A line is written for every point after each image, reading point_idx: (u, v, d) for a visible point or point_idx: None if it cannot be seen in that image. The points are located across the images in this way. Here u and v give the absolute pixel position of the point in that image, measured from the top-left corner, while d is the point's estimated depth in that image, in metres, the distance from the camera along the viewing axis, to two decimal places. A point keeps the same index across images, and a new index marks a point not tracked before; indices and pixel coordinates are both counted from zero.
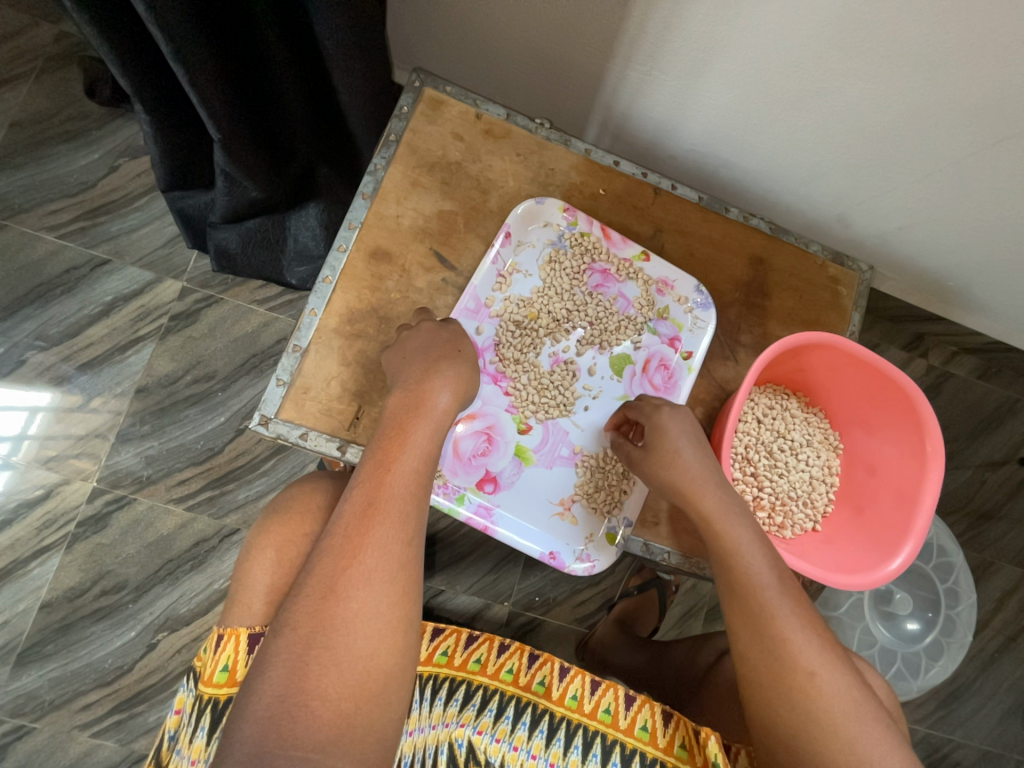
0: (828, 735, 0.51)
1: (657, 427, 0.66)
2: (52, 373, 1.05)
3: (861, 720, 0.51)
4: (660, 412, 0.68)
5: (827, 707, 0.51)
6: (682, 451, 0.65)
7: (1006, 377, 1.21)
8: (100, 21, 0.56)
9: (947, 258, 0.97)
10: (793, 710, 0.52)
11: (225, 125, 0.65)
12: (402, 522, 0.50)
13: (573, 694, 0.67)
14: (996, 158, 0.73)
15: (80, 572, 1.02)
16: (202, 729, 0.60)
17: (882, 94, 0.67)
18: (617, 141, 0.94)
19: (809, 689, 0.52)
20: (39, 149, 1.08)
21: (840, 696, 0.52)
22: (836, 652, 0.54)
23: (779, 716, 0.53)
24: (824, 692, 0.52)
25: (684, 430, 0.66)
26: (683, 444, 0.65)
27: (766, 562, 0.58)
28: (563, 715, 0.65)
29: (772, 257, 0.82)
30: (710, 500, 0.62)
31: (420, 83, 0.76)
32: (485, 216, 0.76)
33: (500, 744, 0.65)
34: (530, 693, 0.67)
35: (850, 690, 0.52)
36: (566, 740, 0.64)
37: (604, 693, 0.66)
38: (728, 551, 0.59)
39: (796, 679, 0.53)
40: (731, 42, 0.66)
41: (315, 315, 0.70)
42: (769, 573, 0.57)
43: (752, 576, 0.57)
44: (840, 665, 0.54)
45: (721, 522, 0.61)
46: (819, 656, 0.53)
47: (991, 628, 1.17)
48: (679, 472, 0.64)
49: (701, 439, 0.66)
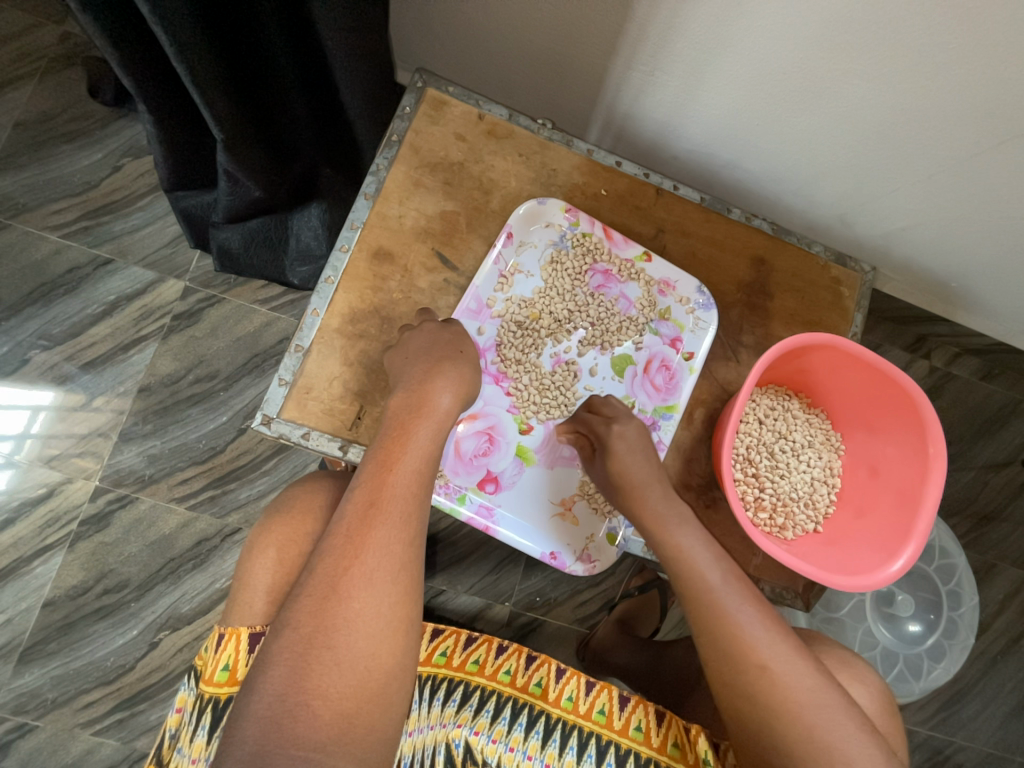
0: (788, 725, 0.52)
1: (605, 448, 0.67)
2: (56, 372, 1.06)
3: (820, 708, 0.52)
4: (612, 431, 0.67)
5: (783, 698, 0.53)
6: (626, 471, 0.65)
7: (1008, 379, 1.21)
8: (105, 24, 0.56)
9: (949, 258, 0.97)
10: (751, 704, 0.54)
11: (229, 125, 0.66)
12: (404, 522, 0.51)
13: (569, 696, 0.67)
14: (1000, 158, 0.73)
15: (82, 571, 1.02)
16: (204, 728, 0.60)
17: (886, 95, 0.67)
18: (619, 141, 0.94)
19: (764, 681, 0.54)
20: (43, 149, 1.08)
21: (796, 686, 0.53)
22: (789, 642, 0.56)
23: (745, 712, 0.54)
24: (778, 684, 0.53)
25: (631, 447, 0.66)
26: (629, 463, 0.66)
27: (713, 562, 0.60)
28: (559, 716, 0.66)
29: (774, 258, 0.82)
30: (652, 511, 0.64)
31: (422, 83, 0.76)
32: (486, 216, 0.76)
33: (497, 745, 0.65)
34: (526, 694, 0.68)
35: (804, 678, 0.54)
36: (561, 741, 0.65)
37: (599, 694, 0.67)
38: (674, 556, 0.61)
39: (750, 673, 0.54)
40: (733, 43, 0.66)
41: (317, 315, 0.70)
42: (714, 572, 0.59)
43: (697, 577, 0.59)
44: (794, 655, 0.55)
45: (662, 531, 0.63)
46: (771, 648, 0.55)
47: (994, 630, 1.16)
48: (626, 491, 0.66)
49: (649, 452, 0.67)
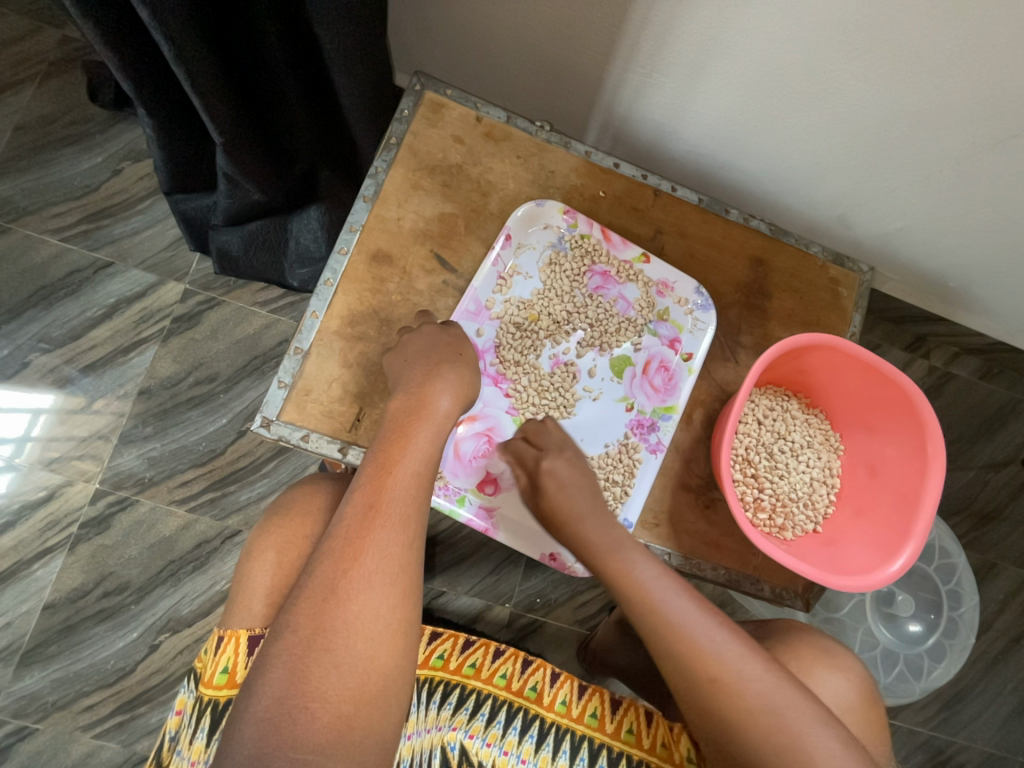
0: (748, 734, 0.52)
1: (536, 485, 0.67)
2: (56, 375, 1.06)
3: (776, 711, 0.52)
4: (541, 467, 0.67)
5: (738, 707, 0.52)
6: (557, 505, 0.66)
7: (1007, 378, 1.21)
8: (104, 27, 0.56)
9: (948, 258, 0.97)
10: (709, 718, 0.53)
11: (228, 128, 0.66)
12: (403, 525, 0.51)
13: (562, 700, 0.68)
14: (997, 158, 0.73)
15: (83, 573, 1.03)
16: (203, 730, 0.60)
17: (882, 96, 0.68)
18: (617, 143, 0.94)
19: (718, 692, 0.53)
20: (44, 152, 1.09)
21: (750, 693, 0.52)
22: (740, 646, 0.55)
23: (707, 724, 0.54)
24: (731, 693, 0.53)
25: (561, 483, 0.66)
26: (559, 499, 0.66)
27: (657, 579, 0.59)
28: (553, 720, 0.67)
29: (772, 258, 0.83)
30: (593, 537, 0.63)
31: (421, 86, 0.76)
32: (485, 218, 0.76)
33: (491, 748, 0.65)
34: (521, 698, 0.68)
35: (757, 683, 0.53)
36: (555, 745, 0.65)
37: (591, 699, 0.68)
38: (616, 574, 0.61)
39: (702, 687, 0.54)
40: (730, 44, 0.67)
41: (316, 317, 0.70)
42: (656, 588, 0.59)
43: (639, 595, 0.59)
44: (745, 659, 0.54)
45: (604, 556, 0.62)
46: (720, 657, 0.54)
47: (995, 630, 1.16)
48: (559, 523, 0.66)
49: (583, 481, 0.67)
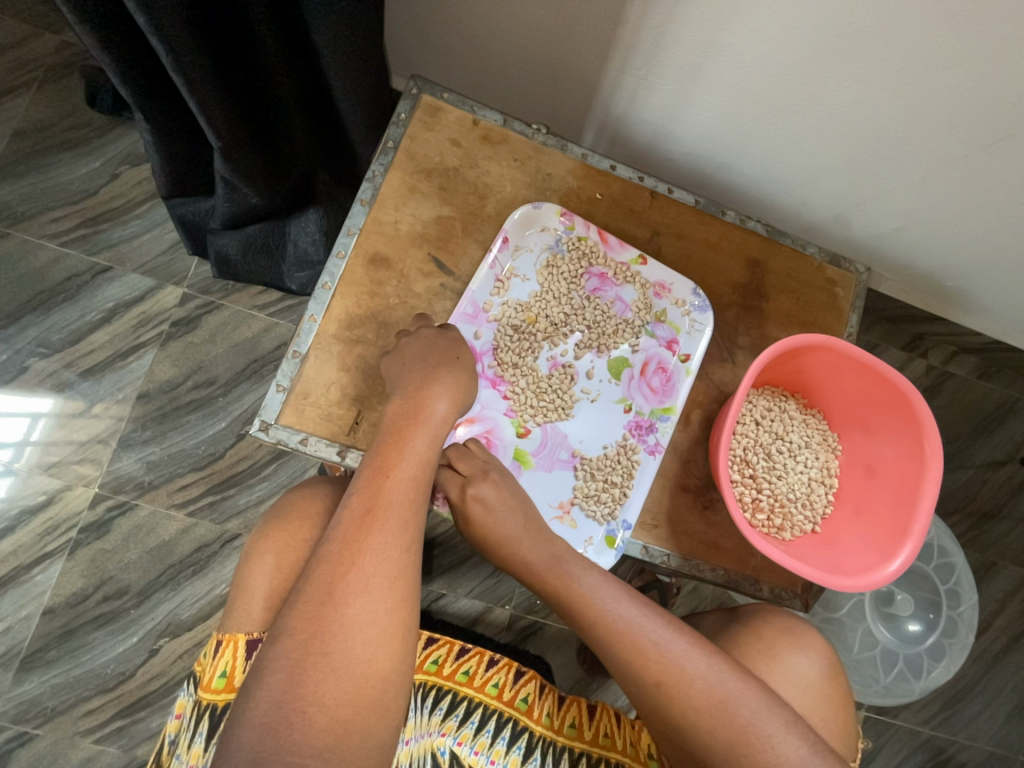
0: (697, 730, 0.54)
1: (464, 513, 0.66)
2: (55, 379, 1.06)
3: (717, 710, 0.53)
4: (467, 496, 0.65)
5: (681, 708, 0.54)
6: (490, 532, 0.65)
7: (1005, 377, 1.21)
8: (100, 32, 0.57)
9: (945, 258, 0.98)
10: (663, 717, 0.56)
11: (226, 133, 0.66)
12: (401, 528, 0.51)
13: (548, 713, 0.69)
14: (993, 158, 0.73)
15: (82, 578, 1.03)
16: (202, 734, 0.60)
17: (878, 97, 0.68)
18: (614, 145, 0.94)
19: (662, 695, 0.55)
20: (42, 158, 1.09)
21: (690, 695, 0.54)
22: (679, 648, 0.56)
23: (660, 722, 0.57)
24: (673, 695, 0.55)
25: (489, 508, 0.65)
26: (491, 525, 0.65)
27: (597, 590, 0.61)
28: (541, 733, 0.67)
29: (769, 259, 0.83)
30: (531, 557, 0.64)
31: (418, 89, 0.76)
32: (482, 221, 0.76)
33: (478, 757, 0.66)
34: (512, 708, 0.68)
35: (697, 683, 0.55)
36: (540, 758, 0.66)
37: (570, 710, 0.70)
38: (558, 591, 0.62)
39: (647, 690, 0.56)
40: (724, 48, 0.67)
41: (315, 321, 0.70)
42: (603, 600, 0.60)
43: (583, 607, 0.60)
44: (684, 661, 0.56)
45: (545, 572, 0.63)
46: (658, 661, 0.56)
47: (995, 629, 1.17)
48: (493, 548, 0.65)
49: (511, 503, 0.66)
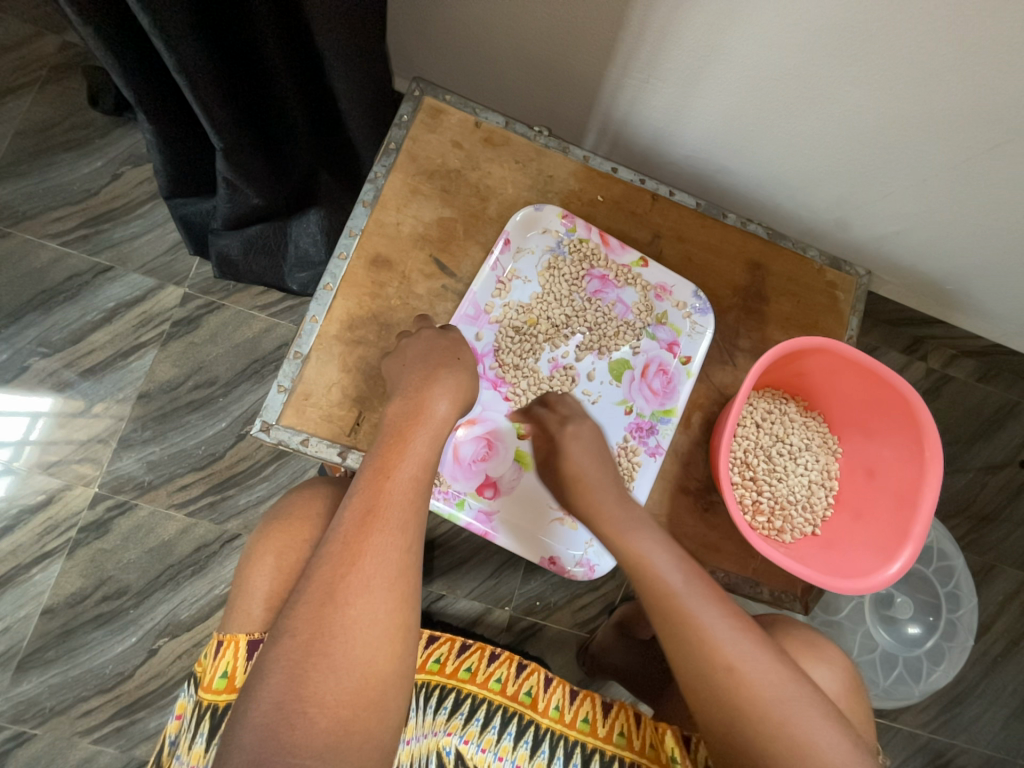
0: (759, 724, 0.51)
1: (558, 449, 0.70)
2: (55, 379, 1.06)
3: (788, 704, 0.51)
4: (565, 433, 0.71)
5: (751, 696, 0.52)
6: (583, 470, 0.68)
7: (1005, 380, 1.21)
8: (103, 33, 0.57)
9: (945, 261, 0.98)
10: (721, 707, 0.53)
11: (228, 133, 0.66)
12: (401, 529, 0.51)
13: (556, 705, 0.68)
14: (993, 162, 0.73)
15: (81, 578, 1.02)
16: (202, 735, 0.60)
17: (879, 101, 0.68)
18: (616, 147, 0.94)
19: (731, 682, 0.53)
20: (43, 157, 1.09)
21: (763, 684, 0.52)
22: (753, 638, 0.55)
23: (714, 716, 0.53)
24: (745, 682, 0.53)
25: (585, 448, 0.70)
26: (585, 464, 0.69)
27: (673, 566, 0.60)
28: (547, 726, 0.67)
29: (770, 262, 0.83)
30: (612, 516, 0.65)
31: (420, 91, 0.76)
32: (484, 223, 0.77)
33: (485, 754, 0.66)
34: (516, 703, 0.68)
35: (770, 674, 0.53)
36: (549, 751, 0.66)
37: (583, 704, 0.69)
38: (636, 563, 0.61)
39: (716, 674, 0.54)
40: (726, 51, 0.67)
41: (316, 321, 0.70)
42: (676, 578, 0.59)
43: (658, 582, 0.59)
44: (757, 651, 0.54)
45: (623, 538, 0.63)
46: (734, 646, 0.54)
47: (994, 632, 1.17)
48: (578, 489, 0.68)
49: (603, 453, 0.70)
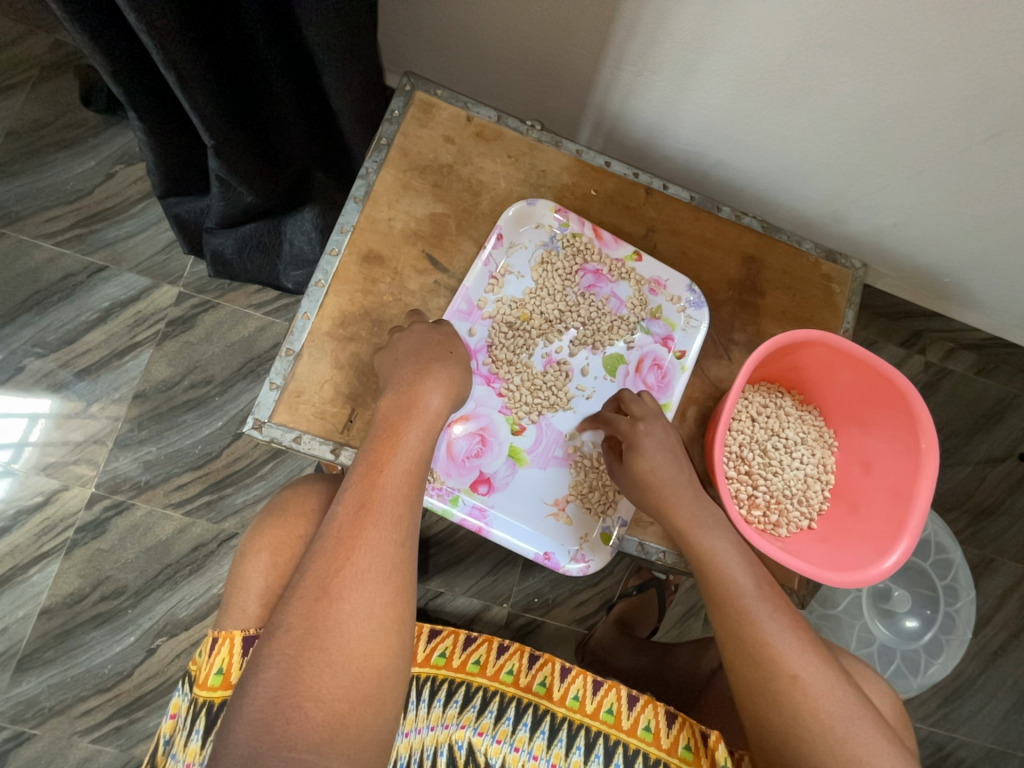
0: (818, 737, 0.51)
1: (632, 446, 0.66)
2: (51, 379, 1.06)
3: (851, 721, 0.52)
4: (638, 429, 0.67)
5: (814, 708, 0.52)
6: (656, 468, 0.65)
7: (1004, 373, 1.21)
8: (91, 29, 0.56)
9: (942, 254, 0.98)
10: (781, 714, 0.53)
11: (218, 130, 0.66)
12: (395, 523, 0.51)
13: (575, 695, 0.67)
14: (990, 152, 0.73)
15: (79, 578, 1.02)
16: (198, 732, 0.61)
17: (874, 92, 0.68)
18: (610, 141, 0.94)
19: (793, 692, 0.53)
20: (35, 157, 1.09)
21: (829, 698, 0.53)
22: (820, 653, 0.56)
23: (769, 721, 0.54)
24: (809, 694, 0.53)
25: (658, 445, 0.66)
26: (660, 461, 0.65)
27: (745, 568, 0.60)
28: (564, 715, 0.66)
29: (764, 255, 0.82)
30: (685, 511, 0.63)
31: (411, 86, 0.76)
32: (476, 218, 0.76)
33: (501, 745, 0.65)
34: (531, 694, 0.68)
35: (835, 690, 0.53)
36: (568, 741, 0.65)
37: (607, 693, 0.66)
38: (707, 560, 0.61)
39: (779, 681, 0.54)
40: (719, 42, 0.67)
41: (308, 318, 0.70)
42: (747, 579, 0.59)
43: (730, 584, 0.59)
44: (822, 666, 0.55)
45: (695, 533, 0.62)
46: (801, 658, 0.55)
47: (994, 625, 1.16)
48: (652, 489, 0.64)
49: (674, 454, 0.66)
